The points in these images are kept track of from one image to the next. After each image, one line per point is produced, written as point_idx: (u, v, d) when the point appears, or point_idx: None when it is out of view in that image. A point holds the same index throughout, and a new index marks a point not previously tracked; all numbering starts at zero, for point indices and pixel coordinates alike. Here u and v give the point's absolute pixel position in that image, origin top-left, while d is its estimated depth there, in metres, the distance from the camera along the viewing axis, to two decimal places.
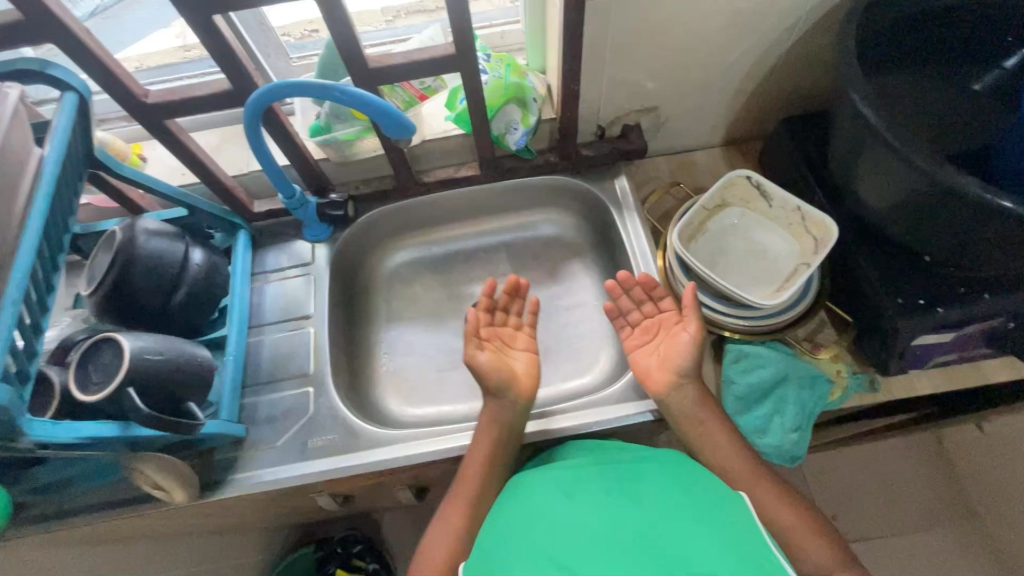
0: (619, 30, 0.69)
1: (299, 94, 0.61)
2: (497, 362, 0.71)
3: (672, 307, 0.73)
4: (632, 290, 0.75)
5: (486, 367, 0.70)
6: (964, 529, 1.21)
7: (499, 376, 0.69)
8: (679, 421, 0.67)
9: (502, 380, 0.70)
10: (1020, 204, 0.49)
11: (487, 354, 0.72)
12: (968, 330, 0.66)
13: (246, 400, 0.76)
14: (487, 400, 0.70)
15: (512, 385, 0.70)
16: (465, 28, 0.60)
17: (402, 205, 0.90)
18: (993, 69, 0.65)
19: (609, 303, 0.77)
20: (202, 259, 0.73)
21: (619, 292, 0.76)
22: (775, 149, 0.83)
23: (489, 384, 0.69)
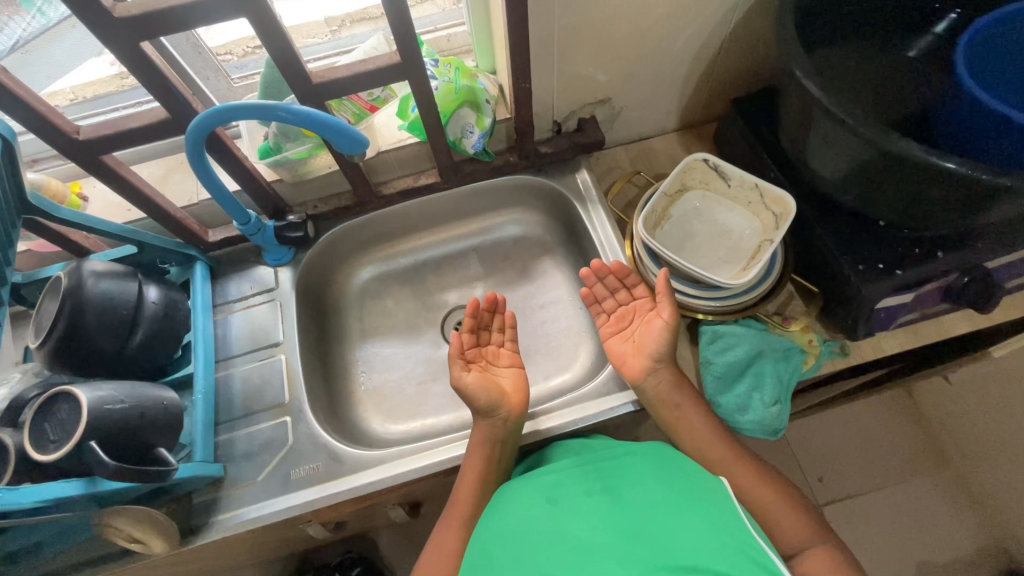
0: (566, 25, 0.69)
1: (242, 117, 0.59)
2: (484, 380, 0.71)
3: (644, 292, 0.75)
4: (605, 278, 0.76)
5: (473, 388, 0.69)
6: (941, 475, 1.27)
7: (488, 395, 0.69)
8: (660, 400, 0.68)
9: (491, 399, 0.69)
10: (962, 163, 0.51)
11: (473, 374, 0.72)
12: (926, 289, 0.69)
13: (221, 437, 0.73)
14: (478, 420, 0.69)
15: (498, 395, 0.70)
16: (410, 37, 0.59)
17: (363, 219, 0.87)
18: (925, 35, 0.68)
19: (584, 290, 0.77)
20: (158, 296, 0.70)
21: (594, 280, 0.77)
22: (729, 130, 0.85)
23: (478, 404, 0.69)
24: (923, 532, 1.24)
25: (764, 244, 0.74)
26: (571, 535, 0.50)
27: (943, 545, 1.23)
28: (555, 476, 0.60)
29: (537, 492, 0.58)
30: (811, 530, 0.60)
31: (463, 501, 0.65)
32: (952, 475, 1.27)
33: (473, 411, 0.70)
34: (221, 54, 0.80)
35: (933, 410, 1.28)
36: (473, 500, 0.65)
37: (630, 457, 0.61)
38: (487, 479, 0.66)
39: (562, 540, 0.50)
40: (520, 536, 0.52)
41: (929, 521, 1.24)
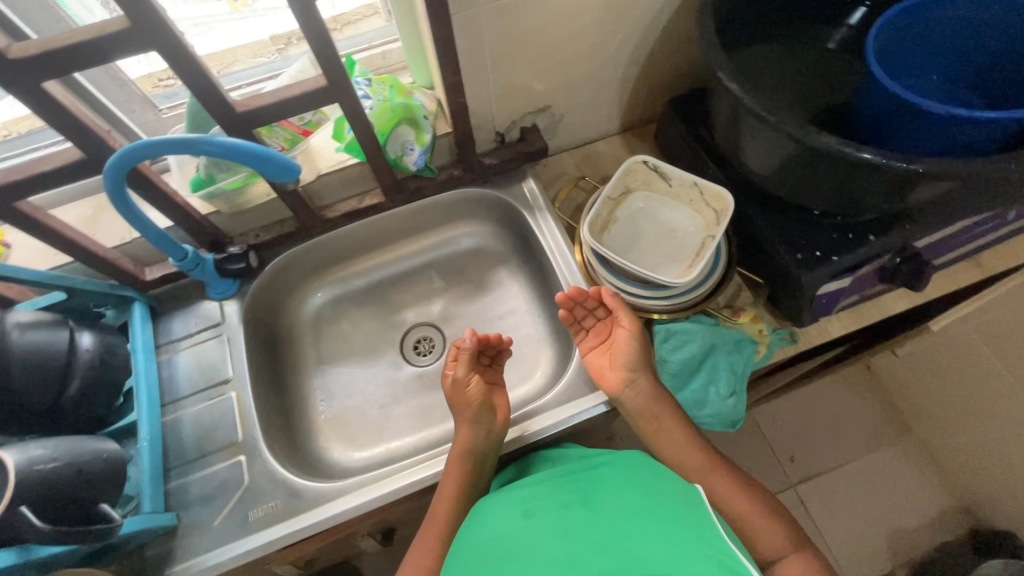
0: (495, 38, 0.69)
1: (163, 153, 0.56)
2: (484, 390, 0.72)
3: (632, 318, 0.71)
4: (584, 301, 0.73)
5: (472, 393, 0.71)
6: (902, 443, 1.32)
7: (482, 404, 0.70)
8: (641, 415, 0.68)
9: (484, 410, 0.70)
10: (878, 153, 0.53)
11: (476, 382, 0.73)
12: (863, 272, 0.71)
13: (173, 484, 0.70)
14: (464, 428, 0.69)
15: (483, 411, 0.69)
16: (333, 60, 0.58)
17: (310, 244, 0.85)
18: (842, 27, 0.71)
19: (563, 312, 0.74)
20: (92, 342, 0.67)
21: (571, 305, 0.74)
22: (668, 130, 0.86)
23: (472, 410, 0.69)
24: (890, 500, 1.29)
25: (708, 240, 0.75)
26: (536, 548, 0.50)
27: (909, 511, 1.28)
28: (533, 489, 0.60)
29: (511, 505, 0.58)
30: (770, 519, 0.62)
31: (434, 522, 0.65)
32: (913, 442, 1.32)
33: (461, 418, 0.70)
34: (163, 78, 0.76)
35: (891, 382, 1.33)
36: (444, 520, 0.65)
37: (610, 470, 0.61)
38: (459, 497, 0.65)
39: (527, 554, 0.50)
40: (489, 551, 0.53)
41: (894, 490, 1.29)
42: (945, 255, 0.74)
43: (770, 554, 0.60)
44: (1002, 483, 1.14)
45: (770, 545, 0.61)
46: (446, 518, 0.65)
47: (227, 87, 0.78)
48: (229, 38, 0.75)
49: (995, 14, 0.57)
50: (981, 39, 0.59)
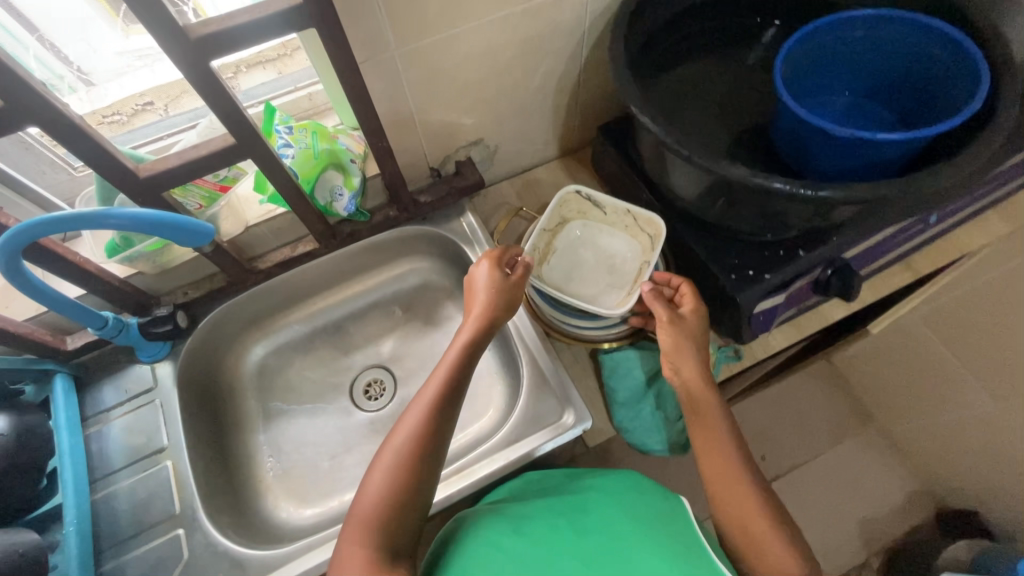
0: (414, 80, 0.68)
1: (60, 230, 0.53)
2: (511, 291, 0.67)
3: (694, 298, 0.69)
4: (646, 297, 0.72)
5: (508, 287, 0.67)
6: (865, 433, 1.35)
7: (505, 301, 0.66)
8: (693, 399, 0.64)
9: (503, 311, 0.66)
10: (788, 182, 0.53)
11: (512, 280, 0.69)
12: (796, 286, 0.72)
13: (106, 566, 0.67)
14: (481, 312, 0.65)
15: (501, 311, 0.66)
16: (239, 117, 0.56)
17: (245, 296, 0.82)
18: (756, 46, 0.73)
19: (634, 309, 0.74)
20: (7, 425, 0.63)
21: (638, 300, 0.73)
22: (601, 155, 0.87)
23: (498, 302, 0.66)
24: (858, 491, 1.31)
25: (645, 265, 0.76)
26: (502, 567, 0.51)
27: (877, 500, 1.30)
28: (518, 511, 0.62)
29: (495, 525, 0.59)
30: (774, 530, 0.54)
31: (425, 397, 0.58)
32: (875, 432, 1.35)
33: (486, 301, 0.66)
34: (107, 115, 0.73)
35: (850, 374, 1.36)
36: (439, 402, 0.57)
37: (597, 494, 0.63)
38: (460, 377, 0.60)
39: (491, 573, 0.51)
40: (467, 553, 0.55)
41: (861, 481, 1.31)
42: (875, 262, 0.76)
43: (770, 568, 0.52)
44: (960, 465, 1.17)
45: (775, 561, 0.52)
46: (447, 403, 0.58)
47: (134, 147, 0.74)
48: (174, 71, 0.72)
49: (895, 34, 0.58)
50: (882, 58, 0.61)
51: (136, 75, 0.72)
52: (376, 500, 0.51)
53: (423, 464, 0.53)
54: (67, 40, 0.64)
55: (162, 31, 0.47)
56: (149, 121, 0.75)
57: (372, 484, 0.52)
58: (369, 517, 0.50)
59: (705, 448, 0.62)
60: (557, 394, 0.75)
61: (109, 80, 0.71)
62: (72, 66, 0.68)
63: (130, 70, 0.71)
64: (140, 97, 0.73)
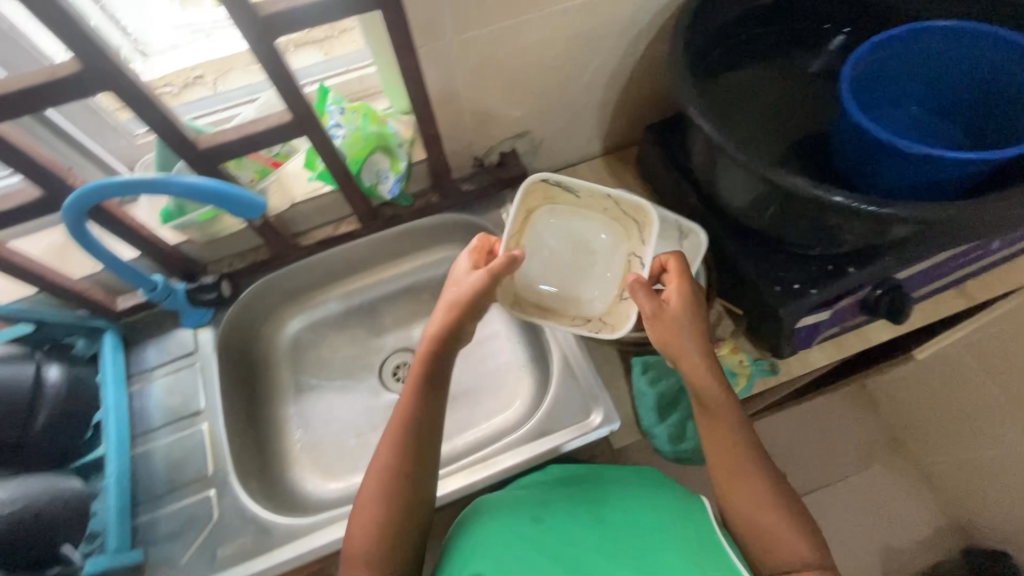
0: (467, 68, 0.68)
1: (121, 193, 0.56)
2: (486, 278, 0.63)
3: (682, 279, 0.63)
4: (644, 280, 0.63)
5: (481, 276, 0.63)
6: (893, 460, 1.30)
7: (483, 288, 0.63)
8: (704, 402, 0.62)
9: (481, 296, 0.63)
10: (848, 195, 0.52)
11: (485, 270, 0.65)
12: (842, 304, 0.70)
13: (140, 519, 0.69)
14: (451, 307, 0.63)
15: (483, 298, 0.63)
16: (298, 94, 0.57)
17: (287, 272, 0.84)
18: (821, 54, 0.70)
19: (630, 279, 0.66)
20: (60, 374, 0.68)
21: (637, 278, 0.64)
22: (646, 156, 0.85)
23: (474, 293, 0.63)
24: (882, 518, 1.26)
25: (632, 258, 0.71)
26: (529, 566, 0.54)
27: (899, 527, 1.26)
28: (539, 500, 0.64)
29: (513, 510, 0.63)
30: (789, 521, 0.55)
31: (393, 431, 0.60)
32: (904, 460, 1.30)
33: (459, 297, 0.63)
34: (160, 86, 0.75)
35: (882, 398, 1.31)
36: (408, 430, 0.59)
37: (619, 487, 0.66)
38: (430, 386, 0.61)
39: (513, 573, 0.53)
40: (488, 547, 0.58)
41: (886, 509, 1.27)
42: (927, 286, 0.73)
43: (784, 565, 0.53)
44: (993, 502, 1.12)
45: (790, 551, 0.53)
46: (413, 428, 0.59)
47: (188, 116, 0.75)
48: (224, 46, 0.75)
49: (970, 48, 0.56)
50: (953, 74, 0.59)
51: (189, 49, 0.74)
52: (374, 493, 0.57)
53: (411, 445, 0.58)
54: (126, 10, 0.66)
55: (235, 10, 0.48)
56: (198, 94, 0.77)
57: (359, 521, 0.56)
58: (371, 507, 0.56)
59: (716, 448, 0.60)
60: (586, 393, 0.74)
61: (163, 52, 0.73)
62: (130, 37, 0.70)
63: (183, 44, 0.73)
64: (192, 70, 0.75)
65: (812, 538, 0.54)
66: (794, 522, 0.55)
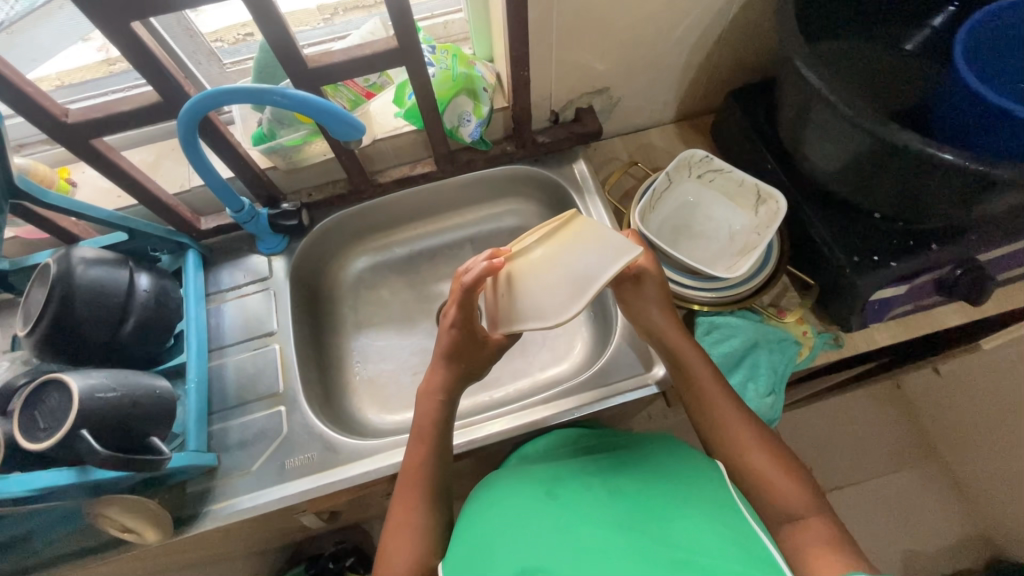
0: (563, 14, 0.68)
1: (232, 101, 0.58)
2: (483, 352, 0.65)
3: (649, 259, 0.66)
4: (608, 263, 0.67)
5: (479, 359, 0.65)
6: (929, 465, 1.27)
7: (477, 365, 0.65)
8: (689, 386, 0.63)
9: (477, 369, 0.66)
10: (959, 154, 0.51)
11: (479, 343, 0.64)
12: (919, 281, 0.69)
13: (215, 426, 0.73)
14: (451, 374, 0.64)
15: (476, 368, 0.66)
16: (406, 20, 0.58)
17: (359, 209, 0.86)
18: (922, 28, 0.67)
19: None
20: (149, 284, 0.69)
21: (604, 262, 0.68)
22: (726, 122, 0.84)
23: (469, 369, 0.65)
24: (914, 523, 1.24)
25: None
26: (524, 511, 0.54)
27: (928, 534, 1.23)
28: (546, 473, 0.60)
29: (515, 469, 0.64)
30: (784, 472, 0.55)
31: (420, 448, 0.61)
32: (941, 466, 1.27)
33: (458, 370, 0.64)
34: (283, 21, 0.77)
35: (921, 402, 1.28)
36: (435, 437, 0.62)
37: (634, 457, 0.60)
38: (451, 391, 0.64)
39: (505, 520, 0.53)
40: (497, 525, 0.54)
41: (918, 513, 1.24)
42: (1007, 272, 0.72)
43: (789, 513, 0.53)
44: None
45: (790, 500, 0.53)
46: (435, 435, 0.62)
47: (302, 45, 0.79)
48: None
49: None
50: None
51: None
52: (410, 522, 0.58)
53: (432, 464, 0.61)
54: None
55: None
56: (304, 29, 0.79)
57: (399, 537, 0.57)
58: (410, 532, 0.57)
59: (707, 422, 0.61)
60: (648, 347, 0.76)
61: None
62: None
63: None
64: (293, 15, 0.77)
65: (808, 483, 0.55)
66: (786, 468, 0.56)
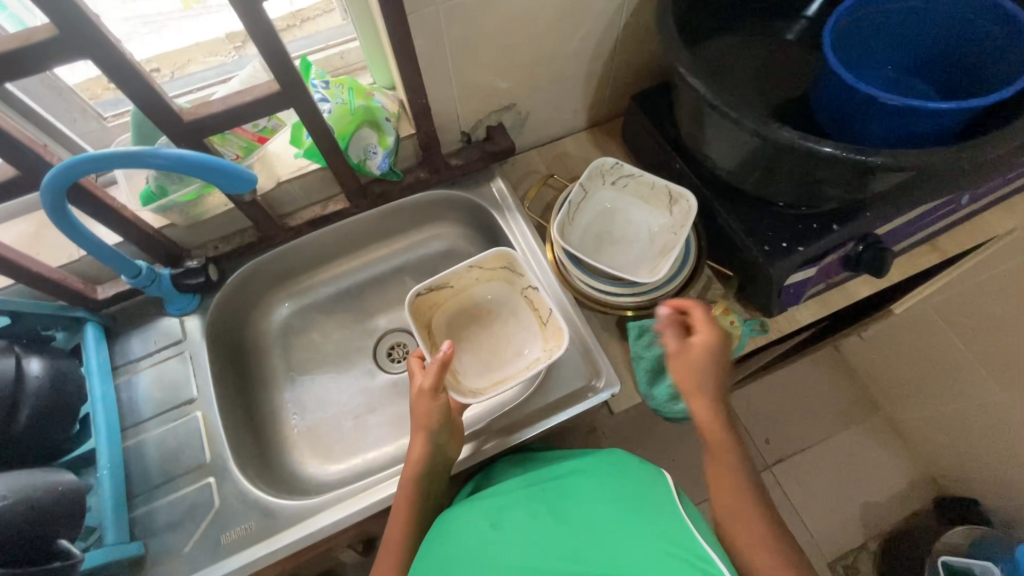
0: (454, 37, 0.67)
1: (104, 167, 0.54)
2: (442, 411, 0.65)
3: (709, 325, 0.62)
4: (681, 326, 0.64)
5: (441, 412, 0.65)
6: (871, 420, 1.34)
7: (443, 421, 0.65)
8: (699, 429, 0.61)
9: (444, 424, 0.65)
10: (837, 145, 0.54)
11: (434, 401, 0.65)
12: (827, 261, 0.72)
13: (137, 511, 0.67)
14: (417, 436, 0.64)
15: (444, 426, 0.65)
16: (284, 60, 0.55)
17: (275, 254, 0.82)
18: (798, 19, 0.71)
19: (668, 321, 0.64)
20: (43, 368, 0.63)
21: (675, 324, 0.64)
22: (634, 125, 0.86)
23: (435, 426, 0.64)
24: (864, 476, 1.30)
25: (529, 293, 0.79)
26: (474, 547, 0.53)
27: (878, 485, 1.29)
28: (496, 504, 0.59)
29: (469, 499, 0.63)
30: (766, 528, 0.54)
31: (400, 511, 0.63)
32: (882, 419, 1.34)
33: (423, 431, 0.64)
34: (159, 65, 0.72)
35: (856, 362, 1.35)
36: (414, 489, 0.63)
37: (581, 477, 0.60)
38: (422, 449, 0.63)
39: (455, 560, 0.52)
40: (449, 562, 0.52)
41: (868, 467, 1.31)
42: (906, 239, 0.77)
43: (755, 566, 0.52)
44: (964, 455, 1.16)
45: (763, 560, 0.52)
46: (409, 489, 0.63)
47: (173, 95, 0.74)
48: (225, 24, 0.72)
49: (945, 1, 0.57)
50: (925, 33, 0.61)
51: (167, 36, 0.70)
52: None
53: (406, 518, 0.63)
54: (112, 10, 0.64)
55: None
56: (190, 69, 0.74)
57: None
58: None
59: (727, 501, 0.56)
60: (585, 358, 0.76)
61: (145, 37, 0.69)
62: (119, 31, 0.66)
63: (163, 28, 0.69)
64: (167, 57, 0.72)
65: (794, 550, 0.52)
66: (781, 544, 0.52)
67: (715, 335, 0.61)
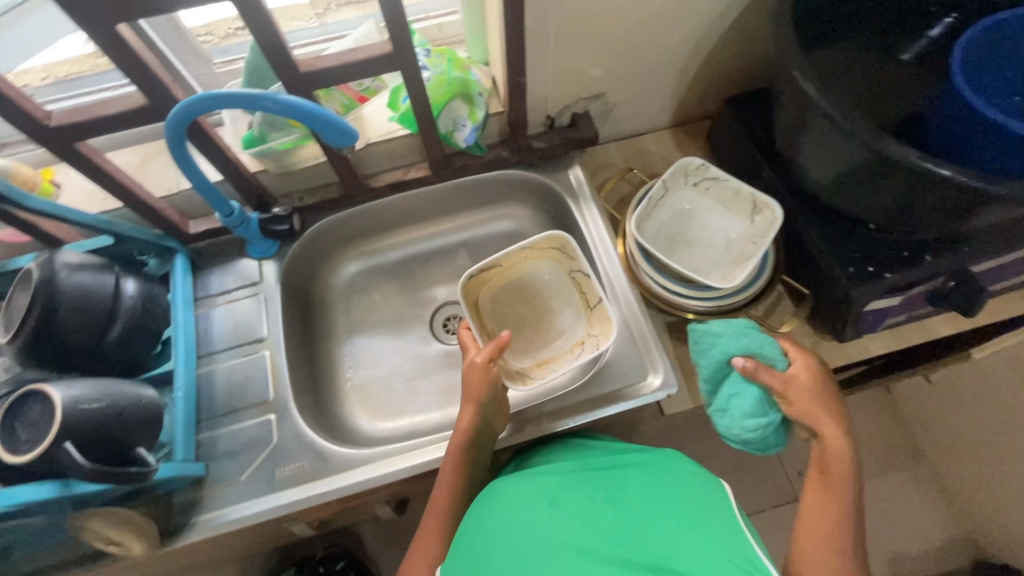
0: (559, 20, 0.68)
1: (225, 106, 0.57)
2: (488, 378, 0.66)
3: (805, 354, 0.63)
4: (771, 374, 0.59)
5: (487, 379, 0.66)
6: (916, 468, 1.28)
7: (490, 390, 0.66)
8: (823, 462, 0.59)
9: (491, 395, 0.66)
10: (956, 169, 0.51)
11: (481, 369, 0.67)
12: (914, 292, 0.69)
13: (203, 435, 0.72)
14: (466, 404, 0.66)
15: (492, 399, 0.66)
16: (400, 23, 0.57)
17: (351, 213, 0.85)
18: (920, 38, 0.67)
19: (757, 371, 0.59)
20: (136, 289, 0.67)
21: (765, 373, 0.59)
22: (722, 129, 0.84)
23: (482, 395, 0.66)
24: (901, 525, 1.24)
25: (576, 275, 0.80)
26: (528, 518, 0.54)
27: (915, 536, 1.24)
28: (550, 482, 0.59)
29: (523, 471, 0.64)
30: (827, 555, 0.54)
31: (448, 479, 0.64)
32: (929, 469, 1.27)
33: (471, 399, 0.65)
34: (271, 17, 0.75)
35: (908, 406, 1.29)
36: (461, 458, 0.65)
37: (637, 473, 0.60)
38: (469, 417, 0.65)
39: (511, 525, 0.53)
40: (502, 527, 0.53)
41: (907, 516, 1.25)
42: (1000, 282, 0.72)
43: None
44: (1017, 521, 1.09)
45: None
46: (457, 458, 0.64)
47: (296, 44, 0.78)
48: None
49: None
50: None
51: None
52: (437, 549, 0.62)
53: (456, 485, 0.64)
54: None
55: None
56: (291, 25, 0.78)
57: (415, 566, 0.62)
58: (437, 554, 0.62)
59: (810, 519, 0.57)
60: (643, 355, 0.75)
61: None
62: None
63: None
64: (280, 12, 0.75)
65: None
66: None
67: (815, 366, 0.62)
